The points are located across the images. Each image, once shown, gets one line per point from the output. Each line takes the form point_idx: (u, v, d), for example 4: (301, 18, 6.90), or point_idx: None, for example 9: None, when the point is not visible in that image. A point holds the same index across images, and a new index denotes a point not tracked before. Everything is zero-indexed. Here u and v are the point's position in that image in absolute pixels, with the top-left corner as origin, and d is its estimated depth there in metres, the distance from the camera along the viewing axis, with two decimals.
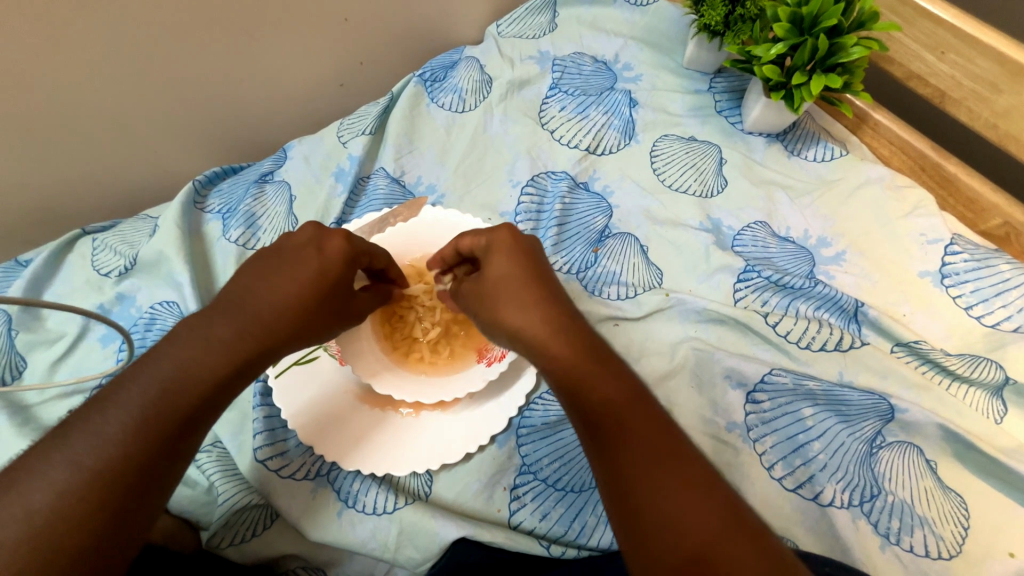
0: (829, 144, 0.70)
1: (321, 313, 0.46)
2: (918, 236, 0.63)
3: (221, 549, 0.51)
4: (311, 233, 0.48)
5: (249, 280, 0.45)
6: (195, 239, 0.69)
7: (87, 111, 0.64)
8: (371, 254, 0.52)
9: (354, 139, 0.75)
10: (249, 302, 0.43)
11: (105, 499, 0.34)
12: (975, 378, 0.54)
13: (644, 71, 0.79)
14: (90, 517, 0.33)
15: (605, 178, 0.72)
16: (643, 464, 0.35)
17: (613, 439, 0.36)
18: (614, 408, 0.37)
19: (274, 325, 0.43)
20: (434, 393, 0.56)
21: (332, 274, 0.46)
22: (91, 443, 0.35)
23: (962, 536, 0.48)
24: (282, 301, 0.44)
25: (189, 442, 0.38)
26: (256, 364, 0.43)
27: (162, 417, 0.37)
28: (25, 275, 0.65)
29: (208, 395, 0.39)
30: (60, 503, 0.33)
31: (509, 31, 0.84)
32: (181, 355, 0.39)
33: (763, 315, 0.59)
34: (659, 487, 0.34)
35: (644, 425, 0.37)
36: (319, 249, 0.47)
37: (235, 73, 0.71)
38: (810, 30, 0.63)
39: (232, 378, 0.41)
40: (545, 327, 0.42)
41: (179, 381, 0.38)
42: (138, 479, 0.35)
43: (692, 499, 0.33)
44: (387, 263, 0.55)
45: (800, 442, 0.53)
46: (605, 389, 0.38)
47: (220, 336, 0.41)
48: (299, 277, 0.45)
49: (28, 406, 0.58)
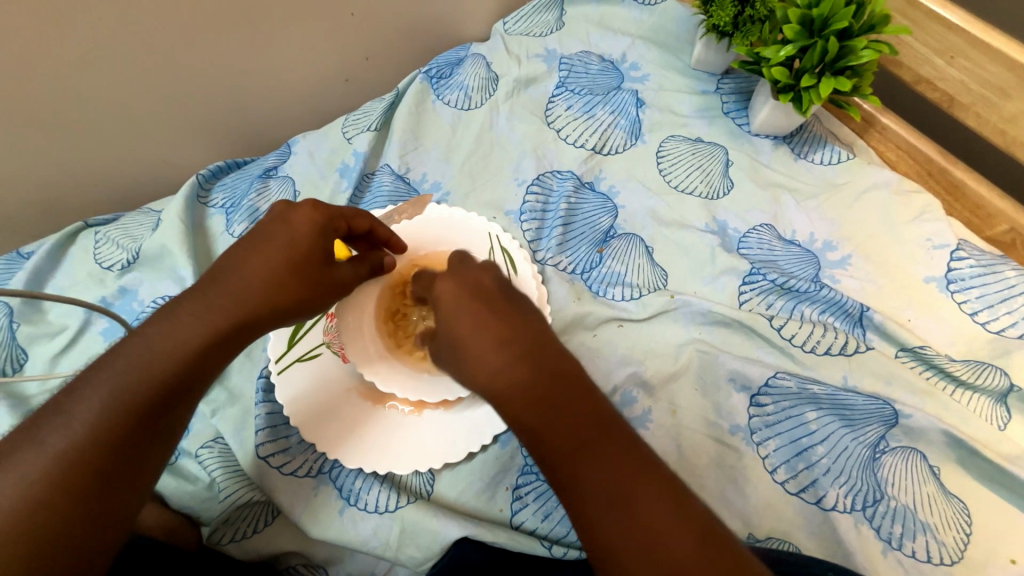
0: (836, 147, 0.70)
1: (295, 288, 0.45)
2: (924, 241, 0.63)
3: (221, 545, 0.51)
4: (280, 209, 0.47)
5: (220, 259, 0.44)
6: (198, 233, 0.68)
7: (90, 103, 0.64)
8: (349, 220, 0.51)
9: (359, 135, 0.75)
10: (222, 279, 0.43)
11: (76, 482, 0.34)
12: (980, 385, 0.54)
13: (651, 71, 0.79)
14: (62, 500, 0.33)
15: (610, 178, 0.72)
16: (606, 512, 0.31)
17: (571, 485, 0.33)
18: (568, 452, 0.33)
19: (246, 301, 0.42)
20: (435, 391, 0.55)
21: (303, 245, 0.46)
22: (63, 427, 0.35)
23: (964, 542, 0.48)
24: (251, 278, 0.43)
25: (166, 424, 0.38)
26: (232, 344, 0.42)
27: (134, 400, 0.37)
28: (26, 267, 0.65)
29: (183, 377, 0.39)
30: (33, 487, 0.33)
31: (516, 29, 0.83)
32: (152, 338, 0.39)
33: (767, 318, 0.59)
34: (621, 541, 0.31)
35: (605, 466, 0.32)
36: (286, 221, 0.46)
37: (240, 67, 0.70)
38: (821, 32, 0.63)
39: (206, 357, 0.40)
40: (493, 360, 0.37)
41: (152, 363, 0.38)
42: (113, 463, 0.35)
43: (656, 545, 0.30)
44: (371, 223, 0.54)
45: (803, 446, 0.53)
46: (556, 433, 0.33)
47: (191, 315, 0.41)
48: (272, 259, 0.44)
49: (29, 398, 0.58)
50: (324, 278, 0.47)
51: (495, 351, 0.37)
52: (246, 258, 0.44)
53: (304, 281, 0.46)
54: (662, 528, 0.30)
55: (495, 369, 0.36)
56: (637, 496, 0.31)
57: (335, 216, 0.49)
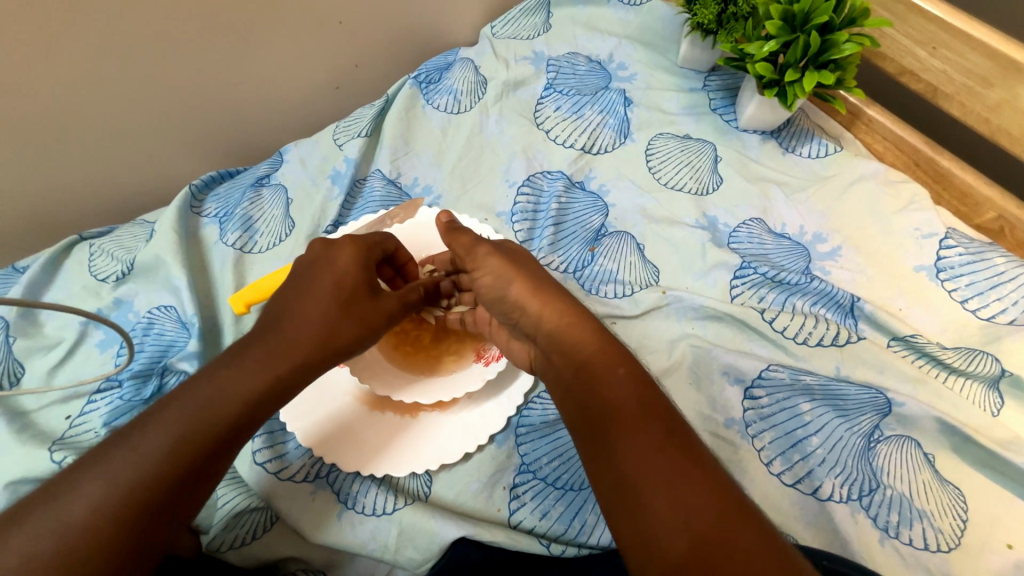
0: (823, 140, 0.71)
1: (352, 326, 0.48)
2: (912, 230, 0.63)
3: (221, 553, 0.50)
4: (320, 250, 0.51)
5: (277, 302, 0.47)
6: (192, 243, 0.69)
7: (85, 118, 0.65)
8: (382, 245, 0.55)
9: (350, 141, 0.75)
10: (282, 324, 0.45)
11: (136, 512, 0.35)
12: (972, 371, 0.54)
13: (639, 70, 0.79)
14: (120, 530, 0.34)
15: (600, 177, 0.72)
16: (642, 469, 0.35)
17: (611, 454, 0.37)
18: (616, 411, 0.39)
19: (305, 342, 0.45)
20: (431, 394, 0.57)
21: (349, 281, 0.49)
22: (130, 462, 0.36)
23: (961, 529, 0.48)
24: (309, 322, 0.46)
25: (223, 460, 0.39)
26: (293, 386, 0.44)
27: (197, 438, 0.38)
28: (22, 280, 0.66)
29: (246, 418, 0.40)
30: (98, 518, 0.34)
31: (504, 32, 0.84)
32: (219, 377, 0.41)
33: (759, 312, 0.60)
34: (653, 493, 0.34)
35: (646, 427, 0.38)
36: (331, 262, 0.49)
37: (232, 77, 0.71)
38: (802, 27, 0.63)
39: (267, 400, 0.42)
40: (565, 324, 0.47)
41: (220, 404, 0.40)
42: (170, 497, 0.36)
43: (686, 500, 0.33)
44: (396, 246, 0.58)
45: (798, 437, 0.53)
46: (611, 394, 0.40)
47: (257, 357, 0.43)
48: (324, 299, 0.47)
49: (27, 411, 0.58)
50: (377, 314, 0.50)
51: (566, 319, 0.47)
52: (302, 300, 0.47)
53: (358, 317, 0.48)
54: (692, 483, 0.34)
55: (568, 334, 0.46)
56: (668, 456, 0.36)
57: (371, 249, 0.53)
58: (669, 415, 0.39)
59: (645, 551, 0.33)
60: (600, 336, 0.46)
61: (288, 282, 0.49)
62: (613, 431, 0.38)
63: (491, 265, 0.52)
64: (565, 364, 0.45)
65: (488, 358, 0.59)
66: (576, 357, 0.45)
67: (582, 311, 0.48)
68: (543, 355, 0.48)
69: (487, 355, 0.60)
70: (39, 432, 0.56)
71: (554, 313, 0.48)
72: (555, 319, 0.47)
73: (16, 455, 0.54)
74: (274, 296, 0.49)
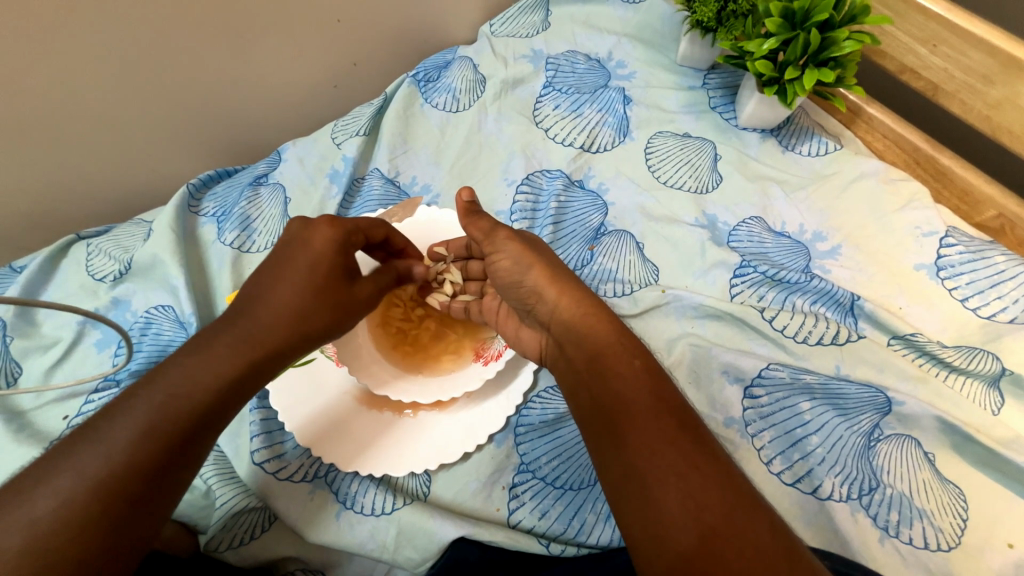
0: (823, 138, 0.70)
1: (324, 313, 0.48)
2: (913, 228, 0.63)
3: (219, 552, 0.50)
4: (297, 228, 0.49)
5: (253, 286, 0.47)
6: (190, 243, 0.69)
7: (81, 117, 0.64)
8: (365, 232, 0.52)
9: (348, 140, 0.75)
10: (256, 310, 0.45)
11: (111, 504, 0.34)
12: (972, 370, 0.54)
13: (638, 68, 0.79)
14: (95, 523, 0.34)
15: (600, 176, 0.72)
16: (650, 463, 0.35)
17: (620, 445, 0.37)
18: (628, 402, 0.39)
19: (277, 329, 0.45)
20: (430, 394, 0.57)
21: (325, 265, 0.48)
22: (99, 457, 0.35)
23: (961, 528, 0.48)
24: (282, 309, 0.46)
25: (196, 448, 0.39)
26: (262, 372, 0.44)
27: (173, 427, 0.38)
28: (19, 280, 0.65)
29: (216, 406, 0.41)
30: (66, 511, 0.33)
31: (502, 31, 0.84)
32: (188, 364, 0.41)
33: (759, 310, 0.59)
34: (663, 487, 0.34)
35: (658, 419, 0.37)
36: (307, 243, 0.48)
37: (229, 77, 0.71)
38: (802, 25, 0.63)
39: (239, 385, 0.42)
40: (582, 313, 0.47)
41: (192, 392, 0.40)
42: (145, 489, 0.36)
43: (697, 494, 0.33)
44: (388, 231, 0.56)
45: (798, 436, 0.53)
46: (621, 385, 0.40)
47: (227, 345, 0.43)
48: (294, 285, 0.46)
49: (24, 411, 0.57)
50: (349, 299, 0.50)
51: (582, 309, 0.47)
52: (275, 285, 0.46)
53: (330, 307, 0.48)
54: (703, 478, 0.34)
55: (585, 324, 0.46)
56: (678, 448, 0.35)
57: (352, 230, 0.50)
58: (682, 409, 0.38)
59: (651, 545, 0.33)
60: (615, 326, 0.45)
61: (263, 265, 0.48)
62: (624, 423, 0.38)
63: (509, 250, 0.51)
64: (577, 354, 0.45)
65: (488, 357, 0.59)
66: (587, 345, 0.44)
67: (597, 302, 0.48)
68: (556, 345, 0.49)
69: (486, 354, 0.59)
70: (35, 432, 0.56)
71: (571, 303, 0.47)
72: (573, 309, 0.47)
73: (13, 456, 0.53)
74: (249, 279, 0.48)
